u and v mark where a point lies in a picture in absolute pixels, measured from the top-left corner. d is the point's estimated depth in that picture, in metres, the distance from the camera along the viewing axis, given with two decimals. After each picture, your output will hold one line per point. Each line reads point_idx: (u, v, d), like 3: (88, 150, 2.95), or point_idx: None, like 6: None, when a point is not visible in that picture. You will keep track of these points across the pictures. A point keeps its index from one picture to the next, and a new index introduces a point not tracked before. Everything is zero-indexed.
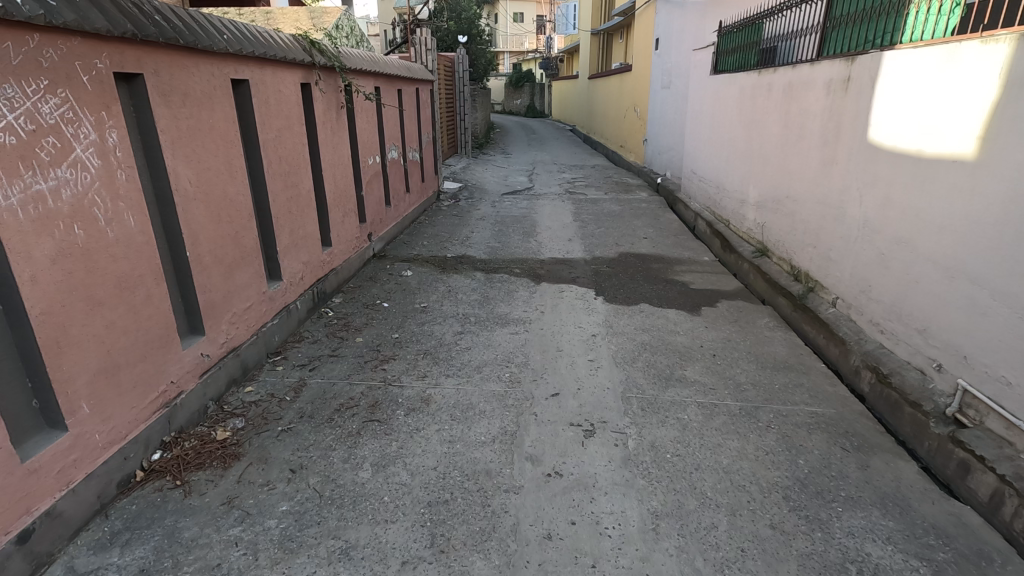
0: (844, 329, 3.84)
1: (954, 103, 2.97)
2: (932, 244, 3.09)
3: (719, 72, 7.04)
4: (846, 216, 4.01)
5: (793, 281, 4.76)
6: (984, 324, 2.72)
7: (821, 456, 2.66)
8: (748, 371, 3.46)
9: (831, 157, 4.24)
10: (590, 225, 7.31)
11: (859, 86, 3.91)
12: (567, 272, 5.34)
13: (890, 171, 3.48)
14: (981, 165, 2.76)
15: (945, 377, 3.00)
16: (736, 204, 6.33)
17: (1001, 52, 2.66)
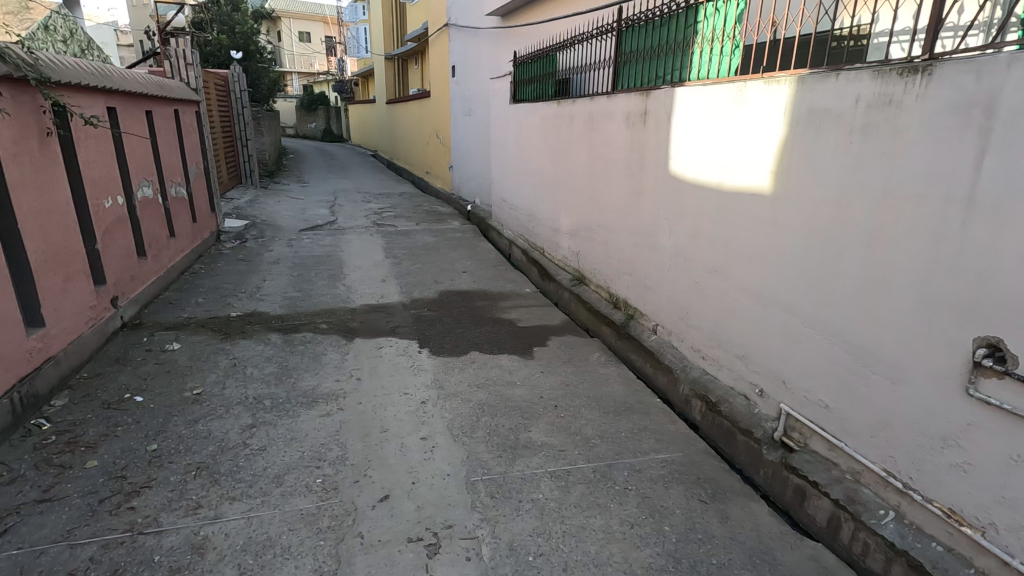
0: (668, 356, 3.88)
1: (745, 138, 3.11)
2: (743, 272, 3.20)
3: (518, 101, 7.09)
4: (658, 244, 4.09)
5: (613, 308, 4.79)
6: (798, 349, 2.81)
7: (684, 517, 2.49)
8: (593, 421, 3.25)
9: (638, 187, 4.34)
10: (405, 261, 6.75)
11: (657, 119, 4.04)
12: (384, 321, 4.70)
13: (697, 202, 3.59)
14: (779, 198, 2.89)
15: (768, 401, 3.05)
16: (549, 232, 6.34)
17: (783, 92, 2.81)
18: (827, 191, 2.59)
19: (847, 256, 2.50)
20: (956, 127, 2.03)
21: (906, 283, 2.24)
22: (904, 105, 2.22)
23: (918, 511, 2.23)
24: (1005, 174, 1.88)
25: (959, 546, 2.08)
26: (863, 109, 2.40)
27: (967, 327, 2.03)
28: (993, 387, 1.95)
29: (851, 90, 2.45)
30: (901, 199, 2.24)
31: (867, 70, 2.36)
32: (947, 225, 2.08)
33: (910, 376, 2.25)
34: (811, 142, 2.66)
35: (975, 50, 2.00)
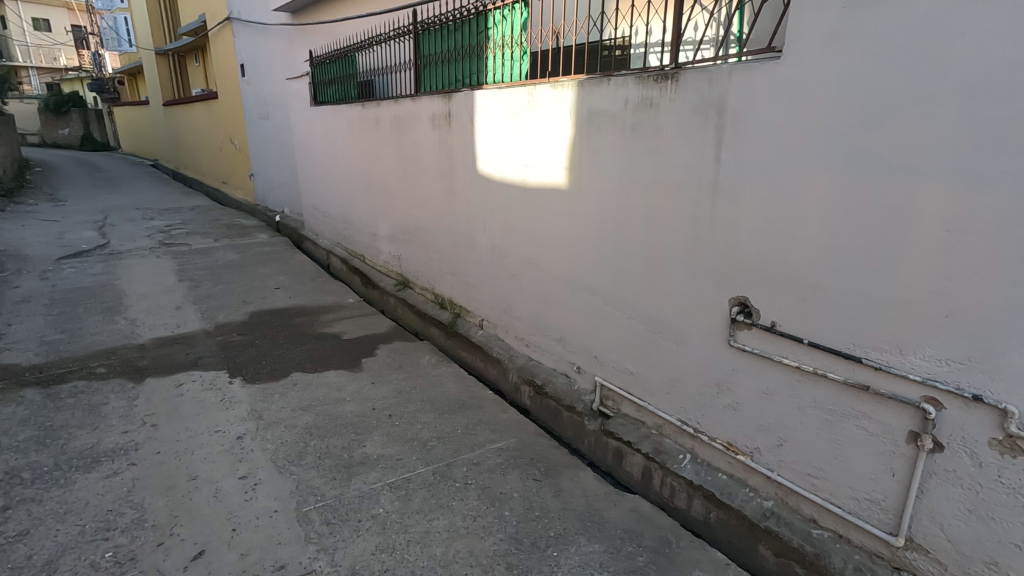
0: (496, 348, 4.03)
1: (540, 138, 3.36)
2: (552, 261, 3.45)
3: (320, 103, 6.72)
4: (475, 242, 4.22)
5: (439, 308, 4.82)
6: (605, 327, 3.13)
7: (522, 499, 2.61)
8: (429, 424, 3.25)
9: (451, 188, 4.42)
10: (204, 282, 5.98)
11: (461, 121, 4.15)
12: (182, 354, 4.11)
13: (506, 200, 3.78)
14: (574, 191, 3.18)
15: (585, 376, 3.34)
16: (367, 238, 6.15)
17: (568, 95, 3.09)
18: (612, 183, 2.91)
19: (633, 240, 2.85)
20: (700, 125, 2.43)
21: (679, 259, 2.62)
22: (662, 107, 2.59)
23: (707, 449, 2.64)
24: (736, 163, 2.31)
25: (737, 471, 2.51)
26: (631, 110, 2.75)
27: (725, 291, 2.44)
28: (746, 336, 2.39)
29: (621, 94, 2.78)
30: (668, 187, 2.61)
31: (631, 76, 2.70)
32: (702, 207, 2.47)
33: (689, 337, 2.64)
34: (595, 140, 2.97)
35: (707, 61, 2.40)
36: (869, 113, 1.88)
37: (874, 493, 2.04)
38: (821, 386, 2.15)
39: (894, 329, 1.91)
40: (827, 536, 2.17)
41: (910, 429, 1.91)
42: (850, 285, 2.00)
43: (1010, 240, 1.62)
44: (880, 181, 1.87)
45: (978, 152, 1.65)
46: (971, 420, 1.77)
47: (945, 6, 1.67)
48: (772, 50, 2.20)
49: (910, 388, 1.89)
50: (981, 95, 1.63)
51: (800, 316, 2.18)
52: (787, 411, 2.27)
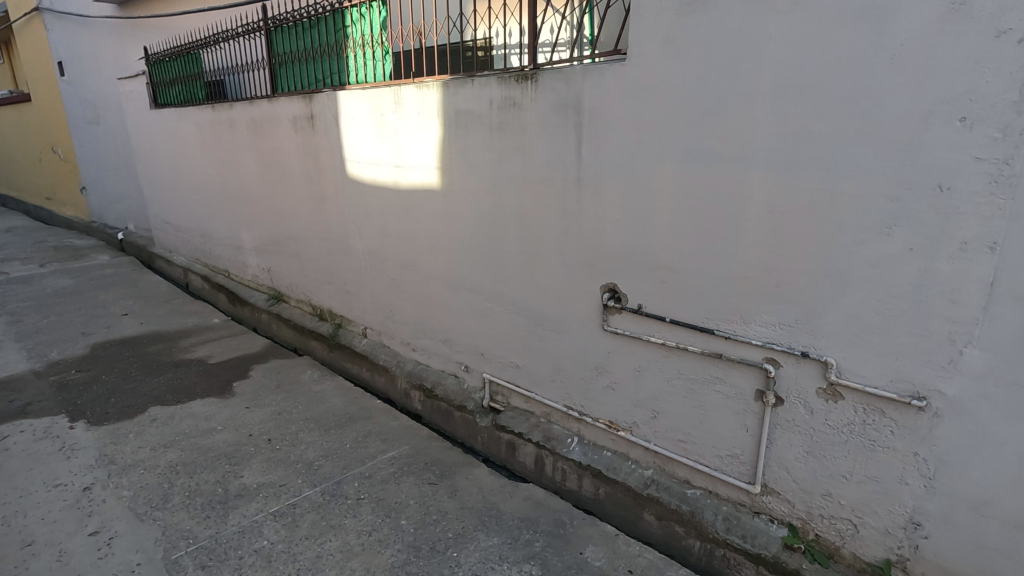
0: (382, 356, 3.92)
1: (409, 139, 3.31)
2: (432, 263, 3.43)
3: (162, 106, 6.06)
4: (351, 248, 4.07)
5: (318, 320, 4.58)
6: (488, 323, 3.17)
7: (418, 505, 2.57)
8: (315, 443, 3.08)
9: (319, 194, 4.22)
10: (29, 316, 5.14)
11: (325, 123, 3.97)
12: (4, 402, 3.50)
13: (379, 203, 3.68)
14: (448, 191, 3.18)
15: (473, 374, 3.36)
16: (230, 252, 5.66)
17: (434, 96, 3.08)
18: (483, 182, 2.95)
19: (508, 236, 2.92)
20: (560, 123, 2.55)
21: (552, 252, 2.73)
22: (525, 106, 2.67)
23: (591, 430, 2.78)
24: (596, 158, 2.45)
25: (620, 447, 2.68)
26: (496, 110, 2.80)
27: (596, 279, 2.59)
28: (618, 320, 2.55)
29: (485, 94, 2.83)
30: (536, 183, 2.71)
31: (493, 77, 2.76)
32: (569, 202, 2.60)
33: (568, 326, 2.76)
34: (463, 140, 2.99)
35: (563, 62, 2.52)
36: (703, 110, 2.09)
37: (734, 449, 2.28)
38: (684, 359, 2.36)
39: (737, 301, 2.15)
40: (700, 494, 2.40)
41: (756, 388, 2.17)
42: (700, 265, 2.21)
43: (818, 217, 1.89)
44: (717, 171, 2.09)
45: (789, 142, 1.91)
46: (802, 374, 2.05)
47: (754, 15, 1.91)
48: (619, 53, 2.36)
49: (755, 352, 2.14)
50: (788, 93, 1.89)
51: (662, 296, 2.37)
52: (658, 385, 2.47)
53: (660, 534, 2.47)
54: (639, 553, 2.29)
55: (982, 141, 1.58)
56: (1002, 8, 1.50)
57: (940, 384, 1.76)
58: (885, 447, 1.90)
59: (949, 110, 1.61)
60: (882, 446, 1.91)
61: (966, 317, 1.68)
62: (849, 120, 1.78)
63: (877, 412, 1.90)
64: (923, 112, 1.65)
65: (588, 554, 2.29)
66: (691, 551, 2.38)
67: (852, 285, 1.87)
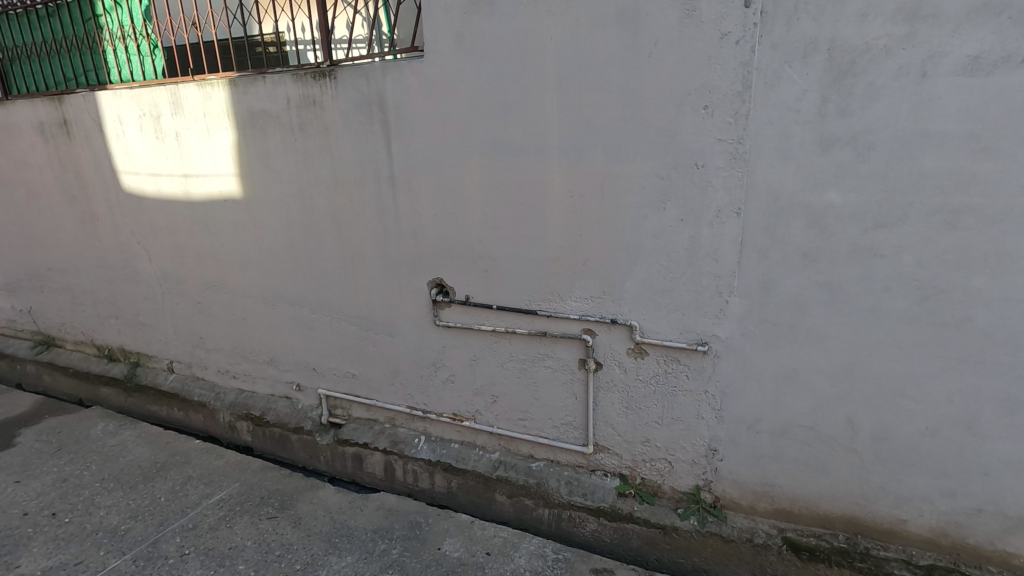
0: (196, 390, 3.47)
1: (197, 145, 2.95)
2: (243, 279, 3.12)
3: None
4: (139, 274, 3.51)
5: (106, 362, 3.88)
6: (316, 336, 2.99)
7: (257, 545, 2.35)
8: (118, 505, 2.63)
9: (88, 213, 3.56)
10: None
11: (84, 130, 3.36)
12: None
13: (169, 219, 3.23)
14: (251, 200, 2.91)
15: (306, 392, 3.14)
16: None
17: (220, 95, 2.79)
18: (290, 187, 2.76)
19: (325, 242, 2.77)
20: (365, 121, 2.48)
21: (374, 253, 2.66)
22: (325, 104, 2.55)
23: (437, 426, 2.78)
24: (406, 155, 2.44)
25: (466, 437, 2.73)
26: (294, 109, 2.63)
27: (422, 276, 2.59)
28: (448, 313, 2.58)
29: (280, 92, 2.64)
30: (349, 184, 2.61)
31: (287, 74, 2.58)
32: (384, 201, 2.55)
33: (400, 327, 2.72)
34: (261, 142, 2.76)
35: (360, 59, 2.46)
36: (501, 104, 2.19)
37: (567, 417, 2.47)
38: (513, 341, 2.48)
39: (552, 281, 2.31)
40: (543, 465, 2.55)
41: (578, 358, 2.37)
42: (516, 251, 2.34)
43: (608, 198, 2.12)
44: (519, 161, 2.22)
45: (578, 132, 2.10)
46: (613, 339, 2.28)
47: (534, 15, 2.06)
48: (417, 49, 2.37)
49: (573, 325, 2.33)
50: (571, 87, 2.07)
51: (486, 285, 2.46)
52: (493, 370, 2.56)
53: (513, 511, 2.58)
54: (494, 533, 2.37)
55: (721, 125, 1.90)
56: (721, 14, 1.82)
57: (716, 330, 2.10)
58: (683, 391, 2.21)
59: (695, 99, 1.91)
60: (681, 389, 2.22)
61: (727, 271, 2.02)
62: (622, 110, 2.01)
63: (675, 362, 2.20)
64: (677, 102, 1.94)
65: (446, 548, 2.30)
66: (542, 520, 2.52)
67: (643, 255, 2.13)
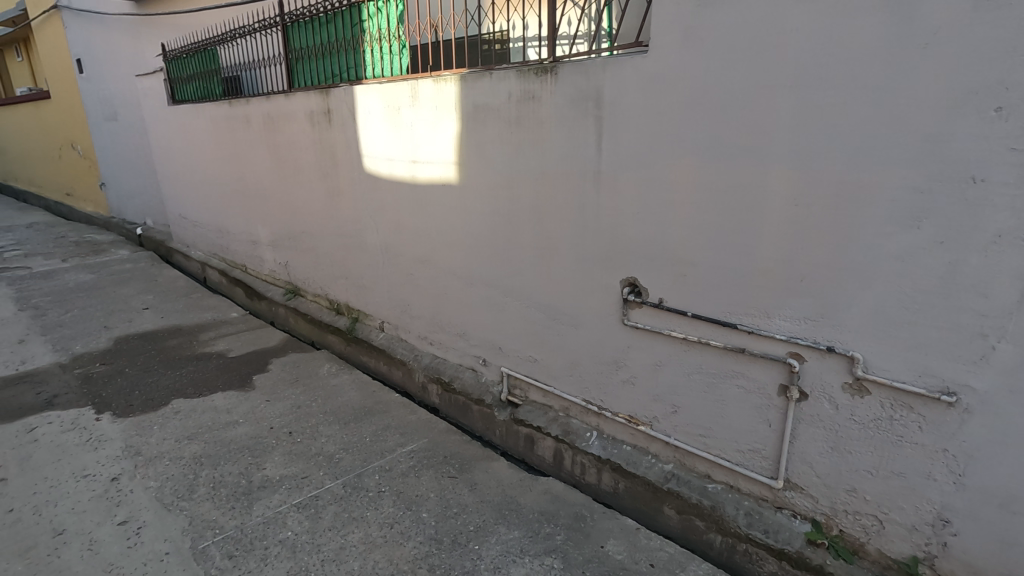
0: (399, 350, 3.94)
1: (426, 133, 3.31)
2: (448, 257, 3.43)
3: (179, 102, 6.10)
4: (366, 243, 4.09)
5: (335, 314, 4.61)
6: (505, 317, 3.17)
7: (438, 498, 2.61)
8: (334, 436, 3.13)
9: (335, 188, 4.24)
10: (50, 311, 5.29)
11: (341, 118, 3.99)
12: (30, 396, 3.63)
13: (395, 197, 3.70)
14: (464, 186, 3.17)
15: (490, 368, 3.36)
16: (247, 246, 5.71)
17: (451, 89, 3.07)
18: (501, 176, 2.94)
19: (525, 231, 2.91)
20: (579, 116, 2.53)
21: (570, 246, 2.72)
22: (543, 99, 2.66)
23: (610, 424, 2.77)
24: (615, 152, 2.43)
25: (639, 441, 2.67)
26: (514, 103, 2.79)
27: (616, 273, 2.57)
28: (638, 315, 2.54)
29: (503, 87, 2.81)
30: (554, 177, 2.69)
31: (512, 70, 2.74)
32: (587, 196, 2.58)
33: (586, 321, 2.75)
34: (480, 133, 2.98)
35: (583, 55, 2.50)
36: (726, 101, 2.06)
37: (756, 444, 2.27)
38: (704, 353, 2.34)
39: (760, 295, 2.13)
40: (721, 489, 2.39)
41: (780, 383, 2.15)
42: (722, 259, 2.20)
43: (843, 210, 1.86)
44: (737, 163, 2.07)
45: (815, 134, 1.88)
46: (826, 369, 2.02)
47: (780, 3, 1.88)
48: (640, 45, 2.33)
49: (778, 346, 2.12)
50: (814, 83, 1.85)
51: (682, 290, 2.35)
52: (678, 379, 2.45)
53: (680, 528, 2.47)
54: (659, 546, 2.29)
55: (1017, 132, 1.54)
56: None
57: (970, 379, 1.73)
58: (912, 443, 1.88)
59: (983, 100, 1.58)
60: (908, 441, 1.89)
61: (997, 311, 1.65)
62: (875, 112, 1.75)
63: (905, 408, 1.87)
64: (956, 102, 1.62)
65: (609, 548, 2.29)
66: (711, 546, 2.37)
67: (879, 280, 1.84)
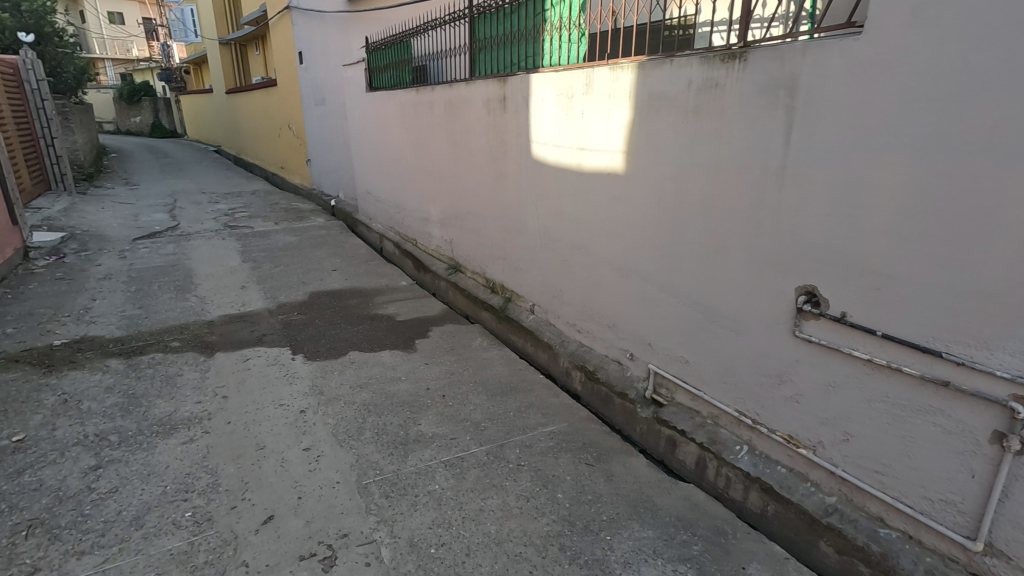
0: (547, 333, 4.03)
1: (596, 122, 3.31)
2: (605, 247, 3.42)
3: (375, 90, 6.83)
4: (526, 228, 4.23)
5: (490, 293, 4.86)
6: (658, 314, 3.08)
7: (574, 482, 2.66)
8: (481, 405, 3.33)
9: (502, 173, 4.44)
10: (264, 264, 6.33)
11: (515, 106, 4.15)
12: (247, 332, 4.41)
13: (559, 184, 3.77)
14: (630, 176, 3.12)
15: (637, 363, 3.30)
16: (419, 223, 6.25)
17: (627, 77, 3.02)
18: (670, 167, 2.84)
19: (690, 226, 2.78)
20: (768, 106, 2.33)
21: (740, 246, 2.54)
22: (727, 87, 2.50)
23: (765, 441, 2.56)
24: (807, 146, 2.21)
25: (798, 465, 2.44)
26: (694, 91, 2.66)
27: (791, 280, 2.35)
28: (813, 327, 2.30)
29: (683, 75, 2.70)
30: (730, 171, 2.53)
31: (695, 56, 2.61)
32: (767, 193, 2.39)
33: (749, 327, 2.57)
34: (653, 122, 2.90)
35: (779, 39, 2.29)
36: (962, 90, 1.75)
37: (950, 495, 1.94)
38: (893, 380, 2.05)
39: (978, 322, 1.79)
40: (896, 536, 2.08)
41: (994, 429, 1.80)
42: (931, 275, 1.89)
43: None
44: (967, 163, 1.75)
45: None
46: None
47: None
48: (853, 26, 2.07)
49: (997, 385, 1.78)
50: None
51: (873, 306, 2.07)
52: (855, 405, 2.18)
53: (838, 569, 2.21)
54: None
55: None
56: None
57: None
58: None
59: None
60: None
61: None
62: None
63: None
64: None
65: (751, 571, 2.15)
66: None
67: None
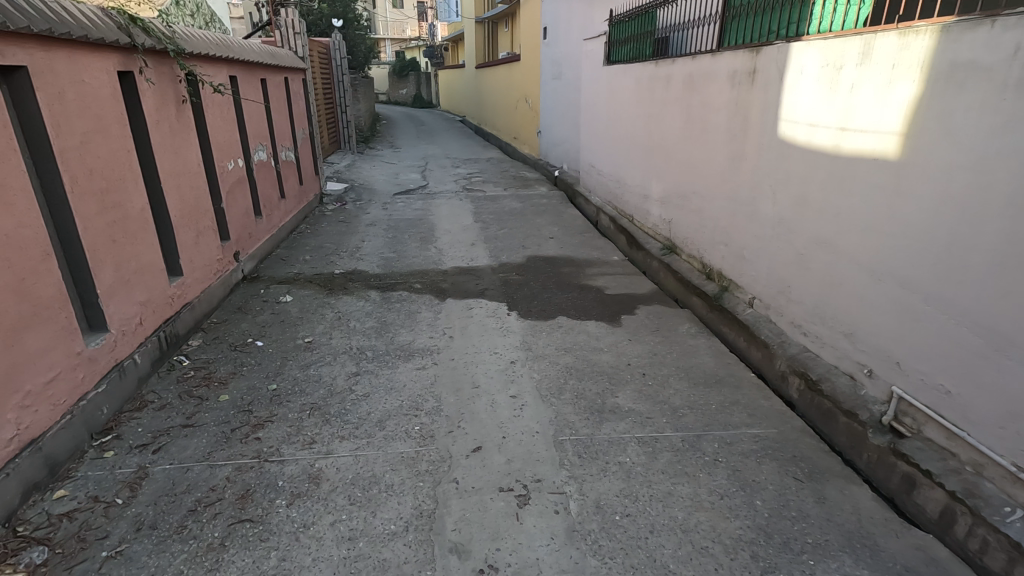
0: (765, 331, 3.69)
1: (869, 97, 2.85)
2: (855, 244, 2.98)
3: (612, 63, 6.85)
4: (759, 214, 3.89)
5: (704, 279, 4.62)
6: (915, 329, 2.60)
7: (777, 493, 2.46)
8: (682, 391, 3.24)
9: (739, 152, 4.13)
10: (492, 226, 6.97)
11: (766, 79, 3.78)
12: (472, 284, 4.94)
13: (807, 168, 3.37)
14: (905, 163, 2.64)
15: (876, 382, 2.84)
16: (638, 199, 6.18)
17: (922, 43, 2.52)
18: (966, 155, 2.32)
19: (983, 228, 2.26)
20: None
21: None
22: None
23: None
24: None
25: None
26: (1020, 61, 2.10)
27: None
28: None
29: (1008, 39, 2.15)
30: None
31: None
32: None
33: None
34: (951, 99, 2.38)
35: None
36: None
37: None
38: None
39: None
40: None
41: None
42: None
43: None
44: None
45: None
46: None
47: None
48: None
49: None
50: None
51: None
52: None
53: None
54: None
55: None
56: None
57: None
58: None
59: None
60: None
61: None
62: None
63: None
64: None
65: None
66: None
67: None
